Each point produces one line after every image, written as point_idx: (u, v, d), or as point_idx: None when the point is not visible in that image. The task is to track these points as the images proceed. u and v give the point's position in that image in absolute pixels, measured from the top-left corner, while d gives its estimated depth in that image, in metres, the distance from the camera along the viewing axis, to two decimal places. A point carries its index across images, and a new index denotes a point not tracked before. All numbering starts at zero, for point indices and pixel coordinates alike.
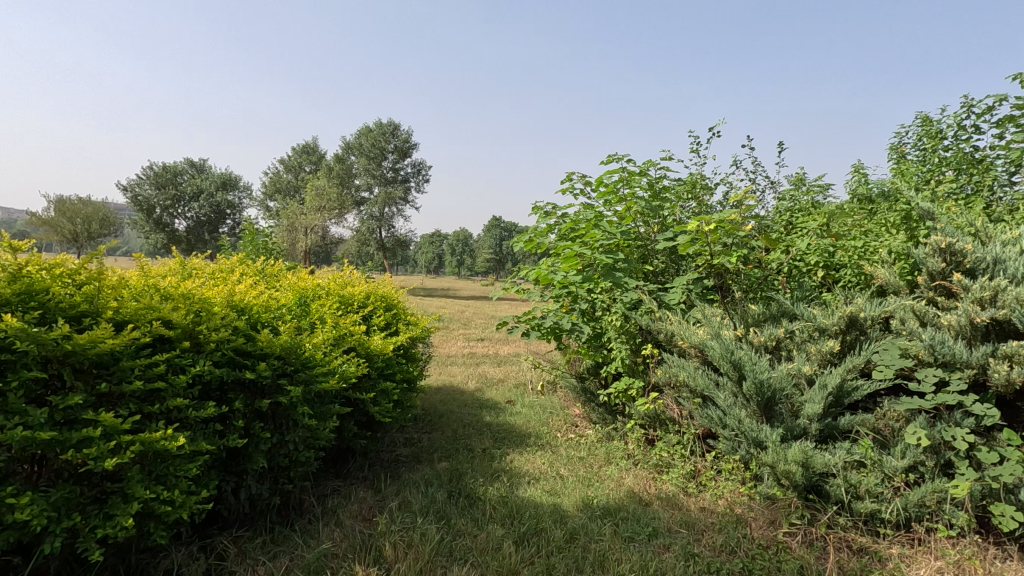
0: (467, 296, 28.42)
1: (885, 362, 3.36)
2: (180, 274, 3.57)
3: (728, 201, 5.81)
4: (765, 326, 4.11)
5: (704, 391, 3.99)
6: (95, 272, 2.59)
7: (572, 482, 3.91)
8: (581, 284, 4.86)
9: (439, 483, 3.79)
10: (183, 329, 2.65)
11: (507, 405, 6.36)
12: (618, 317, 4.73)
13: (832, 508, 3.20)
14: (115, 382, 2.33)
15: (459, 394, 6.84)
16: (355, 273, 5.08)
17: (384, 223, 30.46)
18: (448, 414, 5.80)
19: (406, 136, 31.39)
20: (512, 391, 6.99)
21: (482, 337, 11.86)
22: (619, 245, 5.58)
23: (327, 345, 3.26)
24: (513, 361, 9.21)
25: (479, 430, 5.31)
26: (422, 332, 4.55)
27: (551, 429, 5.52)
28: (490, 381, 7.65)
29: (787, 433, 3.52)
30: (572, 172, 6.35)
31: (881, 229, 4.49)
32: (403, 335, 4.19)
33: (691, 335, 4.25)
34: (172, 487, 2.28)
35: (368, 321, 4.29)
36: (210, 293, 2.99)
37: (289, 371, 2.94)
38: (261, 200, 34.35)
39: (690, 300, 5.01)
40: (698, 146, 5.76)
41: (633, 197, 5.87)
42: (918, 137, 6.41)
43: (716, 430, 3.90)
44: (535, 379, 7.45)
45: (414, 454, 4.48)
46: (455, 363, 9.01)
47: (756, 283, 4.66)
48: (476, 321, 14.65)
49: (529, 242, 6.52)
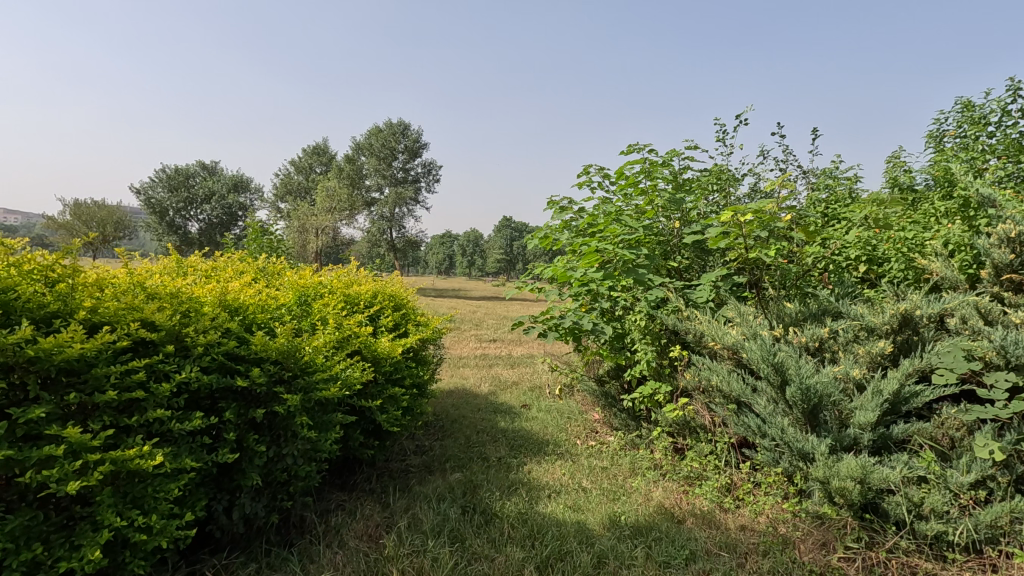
0: (478, 297, 28.17)
1: (948, 365, 3.02)
2: (173, 272, 3.31)
3: (757, 193, 5.48)
4: (806, 326, 3.78)
5: (739, 396, 3.66)
6: (71, 268, 2.33)
7: (596, 496, 3.60)
8: (602, 281, 4.55)
9: (453, 497, 3.50)
10: (168, 331, 2.38)
11: (522, 410, 6.07)
12: (642, 317, 4.42)
13: (892, 529, 2.86)
14: (88, 392, 2.07)
15: (472, 398, 6.56)
16: (362, 271, 4.81)
17: (395, 224, 30.32)
18: (461, 419, 5.52)
19: (417, 136, 31.25)
20: (527, 395, 6.69)
21: (495, 338, 11.58)
22: (641, 240, 5.27)
23: (330, 348, 2.99)
24: (527, 363, 8.91)
25: (494, 437, 5.03)
26: (433, 334, 4.26)
27: (570, 435, 5.22)
28: (504, 383, 7.37)
29: (836, 444, 3.18)
30: (590, 165, 6.05)
31: (930, 220, 4.14)
32: (413, 337, 3.90)
33: (723, 336, 3.92)
34: (151, 512, 2.01)
35: (375, 322, 4.02)
36: (200, 292, 2.72)
37: (286, 377, 2.66)
38: (273, 202, 34.40)
39: (720, 298, 4.68)
40: (724, 135, 5.44)
41: (656, 189, 5.56)
42: (959, 123, 6.02)
43: (754, 440, 3.57)
44: (551, 382, 7.14)
45: (425, 463, 4.20)
46: (467, 365, 8.73)
47: (792, 278, 4.33)
48: (489, 322, 14.38)
49: (545, 238, 6.22)
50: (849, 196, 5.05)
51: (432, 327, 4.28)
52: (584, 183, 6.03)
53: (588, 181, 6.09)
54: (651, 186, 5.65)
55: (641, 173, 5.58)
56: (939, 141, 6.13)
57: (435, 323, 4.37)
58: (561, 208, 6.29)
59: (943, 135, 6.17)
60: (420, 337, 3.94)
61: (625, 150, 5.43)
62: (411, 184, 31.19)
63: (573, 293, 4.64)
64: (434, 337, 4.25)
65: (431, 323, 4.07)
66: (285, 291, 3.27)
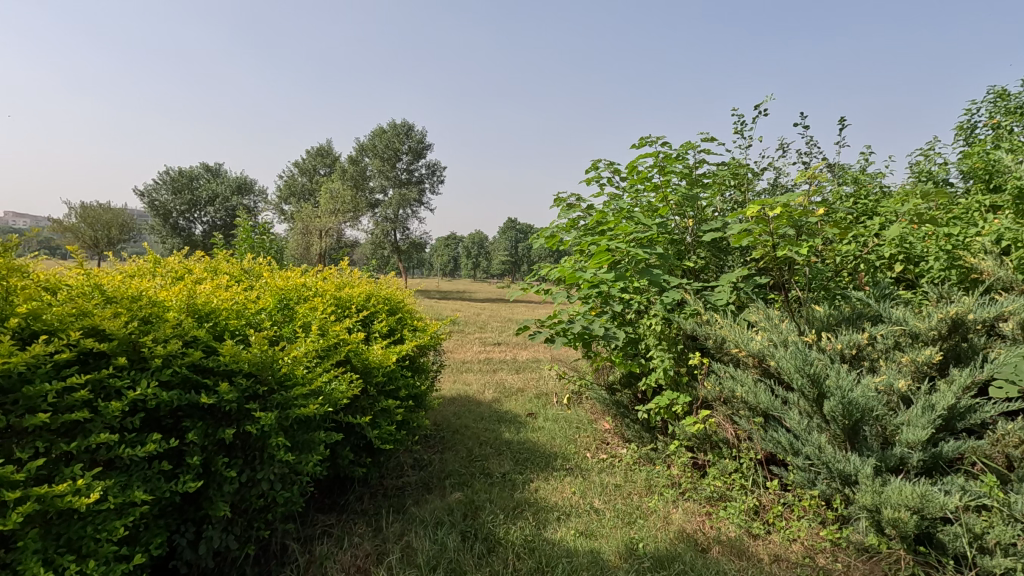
0: (483, 299, 27.83)
1: (1010, 376, 2.67)
2: (143, 273, 3.01)
3: (778, 189, 5.14)
4: (839, 332, 3.43)
5: (768, 409, 3.32)
6: (8, 268, 2.02)
7: (609, 520, 3.28)
8: (614, 283, 4.22)
9: (452, 522, 3.18)
10: (122, 341, 2.08)
11: (528, 419, 5.74)
12: (658, 321, 4.08)
13: (952, 564, 2.50)
14: (19, 414, 1.76)
15: (475, 406, 6.23)
16: (357, 272, 4.51)
17: (399, 225, 30.08)
18: (463, 429, 5.20)
19: (421, 137, 30.99)
20: (533, 403, 6.36)
21: (500, 342, 11.25)
22: (654, 238, 4.95)
23: (314, 358, 2.67)
24: (533, 368, 8.58)
25: (498, 449, 4.70)
26: (432, 340, 3.94)
27: (579, 448, 4.89)
28: (509, 390, 7.03)
29: (880, 464, 2.84)
30: (598, 159, 5.73)
31: (973, 215, 3.78)
32: (409, 343, 3.58)
33: (748, 342, 3.58)
34: (89, 556, 1.70)
35: (369, 327, 3.70)
36: (165, 295, 2.42)
37: (261, 392, 2.35)
38: (276, 204, 34.24)
39: (741, 301, 4.34)
40: (742, 126, 5.11)
41: (670, 184, 5.22)
42: (993, 114, 5.65)
43: (784, 457, 3.24)
44: (558, 388, 6.81)
45: (423, 480, 3.88)
46: (471, 370, 8.40)
47: (821, 279, 3.98)
48: (492, 325, 14.09)
49: (552, 237, 5.90)
50: (878, 191, 4.70)
51: (431, 332, 3.96)
52: (592, 179, 5.72)
53: (596, 177, 5.78)
54: (664, 181, 5.34)
55: (653, 168, 5.26)
56: (970, 133, 5.75)
57: (434, 327, 4.05)
58: (568, 206, 6.00)
59: (974, 126, 5.79)
60: (417, 343, 3.61)
61: (636, 143, 5.12)
62: (415, 185, 30.91)
63: (583, 295, 4.31)
64: (433, 343, 3.92)
65: (429, 327, 3.75)
66: (266, 293, 2.96)
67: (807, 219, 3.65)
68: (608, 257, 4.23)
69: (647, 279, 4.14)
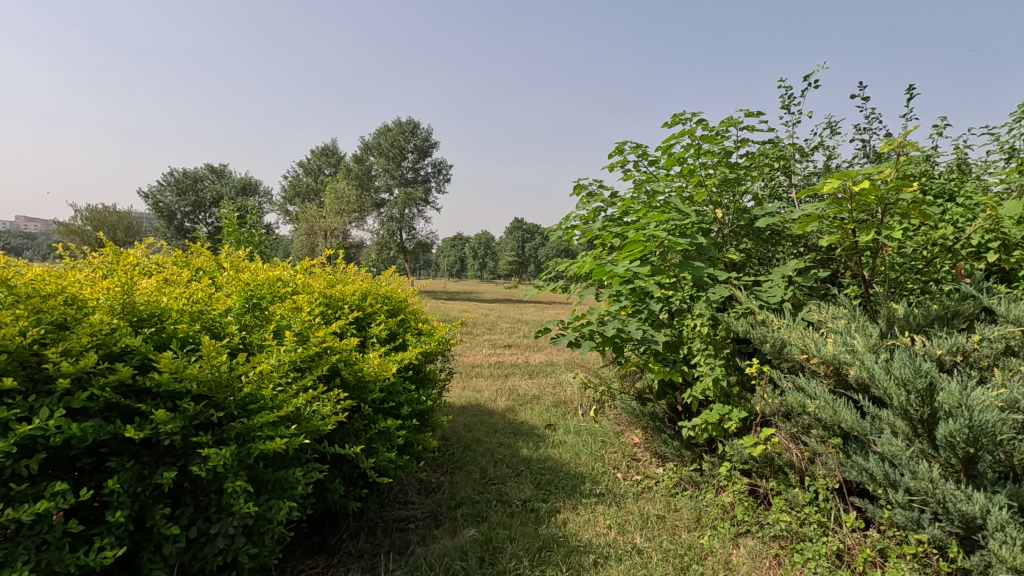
0: (490, 299, 27.24)
1: None
2: (87, 267, 2.46)
3: (831, 171, 4.51)
4: (935, 335, 2.82)
5: (851, 430, 2.71)
6: None
7: (657, 565, 2.70)
8: (650, 278, 3.62)
9: (466, 570, 2.60)
10: (18, 356, 1.52)
11: (547, 431, 5.17)
12: (704, 322, 3.49)
13: None
14: None
15: (487, 417, 5.64)
16: (353, 267, 3.93)
17: (405, 225, 29.56)
18: (476, 445, 4.63)
19: (426, 135, 30.45)
20: (551, 412, 5.76)
21: (510, 344, 10.63)
22: (691, 228, 4.36)
23: (290, 373, 2.10)
24: (547, 373, 7.97)
25: (516, 469, 4.13)
26: (439, 346, 3.35)
27: (608, 466, 4.31)
28: (523, 397, 6.44)
29: (1012, 504, 2.22)
30: (623, 143, 5.16)
31: None
32: (413, 350, 3.00)
33: (819, 346, 2.98)
34: None
35: (365, 332, 3.12)
36: (94, 293, 1.86)
37: (215, 421, 1.78)
38: (282, 205, 33.85)
39: (798, 299, 3.73)
40: (788, 100, 4.49)
41: (707, 167, 4.62)
42: None
43: (875, 489, 2.63)
44: (577, 395, 6.21)
45: (432, 511, 3.31)
46: (481, 375, 7.81)
47: (898, 272, 3.37)
48: (503, 325, 13.51)
49: (573, 228, 5.30)
50: (952, 169, 4.05)
51: (440, 336, 3.38)
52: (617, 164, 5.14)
53: (620, 162, 5.20)
54: (698, 165, 4.76)
55: (686, 150, 4.68)
56: None
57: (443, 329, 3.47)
58: (589, 195, 5.43)
59: None
60: (422, 350, 3.03)
61: (668, 122, 4.54)
62: (420, 183, 30.36)
63: (613, 291, 3.73)
64: (442, 349, 3.35)
65: (437, 330, 3.17)
66: (235, 290, 2.39)
67: (899, 199, 2.88)
68: (641, 246, 3.69)
69: (689, 273, 3.54)
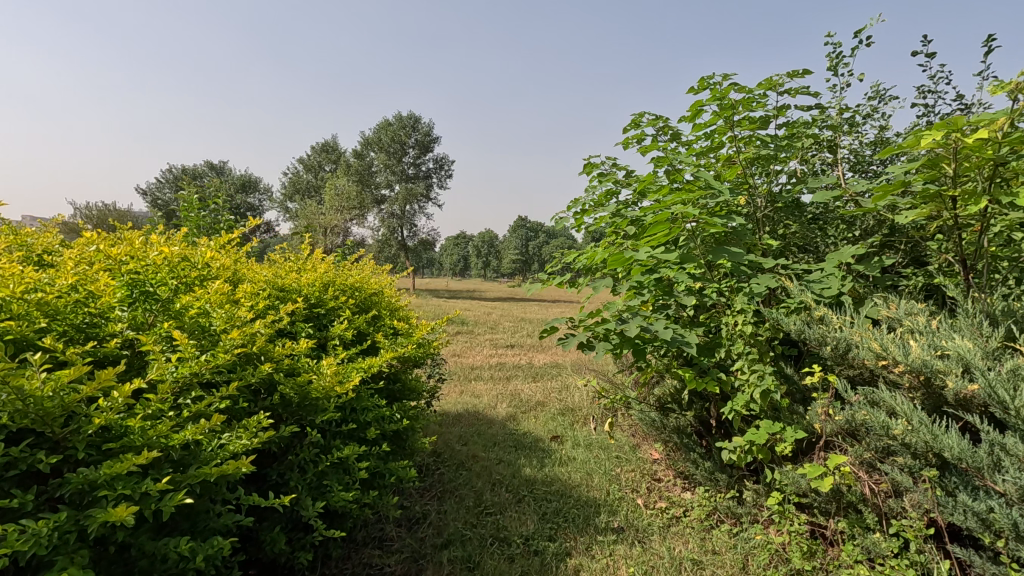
0: (493, 298, 26.60)
1: None
2: None
3: (887, 143, 3.84)
4: None
5: (958, 461, 2.06)
6: None
7: None
8: (680, 265, 2.97)
9: None
10: None
11: (553, 445, 4.53)
12: (747, 320, 2.84)
13: None
14: None
15: (485, 427, 4.99)
16: (322, 254, 3.29)
17: (406, 222, 28.94)
18: (471, 462, 4.00)
19: (428, 130, 29.80)
20: (557, 422, 5.12)
21: (512, 344, 9.98)
22: (721, 210, 3.72)
23: (191, 394, 1.46)
24: (552, 376, 7.32)
25: (518, 494, 3.50)
26: (421, 349, 2.71)
27: (625, 490, 3.67)
28: (525, 404, 5.80)
29: None
30: (640, 114, 4.51)
31: None
32: (383, 355, 2.37)
33: (903, 351, 2.33)
34: None
35: (327, 331, 2.49)
36: None
37: (42, 470, 1.15)
38: (281, 202, 33.29)
39: (859, 293, 3.08)
40: (837, 60, 3.82)
41: (740, 138, 3.96)
42: None
43: (993, 543, 1.98)
44: (586, 402, 5.57)
45: (413, 554, 2.68)
46: (480, 378, 7.16)
47: (991, 260, 2.71)
48: (505, 324, 12.87)
49: (582, 213, 4.66)
50: None
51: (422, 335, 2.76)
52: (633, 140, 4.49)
53: (636, 137, 4.55)
54: (728, 138, 4.10)
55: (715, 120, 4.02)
56: None
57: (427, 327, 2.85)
58: (601, 176, 4.80)
59: None
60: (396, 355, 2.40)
61: (693, 88, 3.83)
62: (422, 179, 29.73)
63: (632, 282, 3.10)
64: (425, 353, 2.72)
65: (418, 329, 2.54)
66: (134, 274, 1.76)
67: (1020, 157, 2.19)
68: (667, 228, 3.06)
69: (728, 259, 2.89)
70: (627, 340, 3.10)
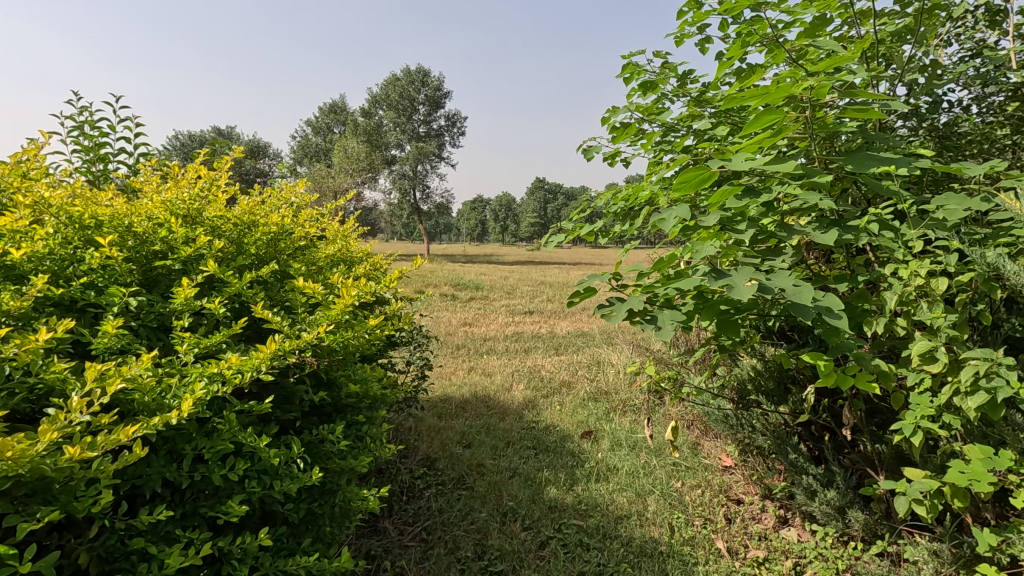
0: (510, 261, 25.41)
1: None
2: None
3: None
4: None
5: None
6: None
7: None
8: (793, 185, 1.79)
9: None
10: None
11: (586, 447, 3.40)
12: (936, 271, 1.60)
13: None
14: None
15: (496, 420, 3.89)
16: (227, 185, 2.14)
17: (418, 184, 27.59)
18: (474, 480, 2.90)
19: (438, 84, 28.04)
20: (588, 412, 3.99)
21: (532, 311, 8.80)
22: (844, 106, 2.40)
23: None
24: (578, 348, 6.15)
25: (539, 535, 2.40)
26: (359, 336, 1.53)
27: (695, 522, 2.56)
28: (548, 386, 4.67)
29: None
30: None
31: None
32: (261, 350, 1.20)
33: None
34: None
35: (168, 314, 1.34)
36: None
37: None
38: (290, 167, 32.13)
39: None
40: None
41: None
42: None
43: None
44: (625, 384, 4.42)
45: None
46: (492, 352, 6.04)
47: None
48: (523, 289, 11.68)
49: (622, 133, 3.36)
50: None
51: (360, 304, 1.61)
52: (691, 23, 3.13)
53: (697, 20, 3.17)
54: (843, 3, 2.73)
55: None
56: None
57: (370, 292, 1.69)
58: (645, 85, 3.42)
59: None
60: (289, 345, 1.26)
61: None
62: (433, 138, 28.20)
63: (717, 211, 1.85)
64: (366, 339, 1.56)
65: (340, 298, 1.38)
66: None
67: None
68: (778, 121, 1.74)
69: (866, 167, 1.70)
70: (707, 308, 1.89)
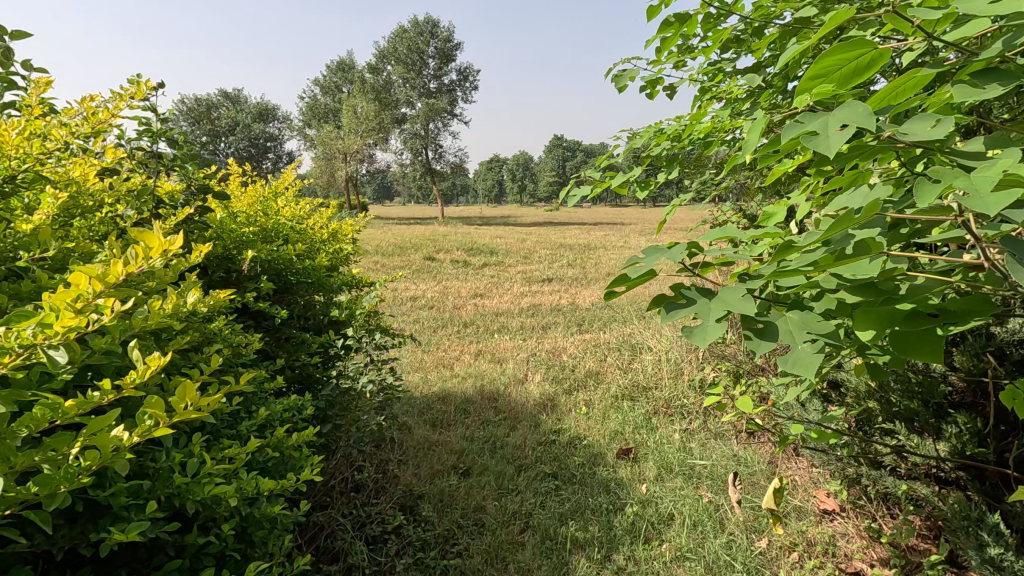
0: (526, 222, 24.30)
1: None
2: None
3: None
4: None
5: None
6: None
7: None
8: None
9: None
10: None
11: (626, 474, 2.51)
12: None
13: None
14: None
15: (504, 430, 3.01)
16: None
17: (430, 143, 26.33)
18: (470, 539, 2.05)
19: (447, 34, 26.31)
20: (625, 417, 3.09)
21: (550, 278, 7.83)
22: None
23: None
24: (606, 324, 5.20)
25: None
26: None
27: None
28: (571, 377, 3.76)
29: None
30: None
31: None
32: None
33: None
34: None
35: None
36: None
37: None
38: (298, 129, 31.06)
39: None
40: None
41: None
42: None
43: None
44: (668, 376, 3.49)
45: None
46: (505, 331, 5.11)
47: None
48: (540, 252, 10.67)
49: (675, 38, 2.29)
50: None
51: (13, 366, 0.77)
52: None
53: None
54: None
55: None
56: None
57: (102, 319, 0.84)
58: None
59: None
60: None
61: None
62: (444, 93, 26.70)
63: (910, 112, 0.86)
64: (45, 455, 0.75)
65: None
66: None
67: None
68: None
69: None
70: (896, 313, 0.89)
